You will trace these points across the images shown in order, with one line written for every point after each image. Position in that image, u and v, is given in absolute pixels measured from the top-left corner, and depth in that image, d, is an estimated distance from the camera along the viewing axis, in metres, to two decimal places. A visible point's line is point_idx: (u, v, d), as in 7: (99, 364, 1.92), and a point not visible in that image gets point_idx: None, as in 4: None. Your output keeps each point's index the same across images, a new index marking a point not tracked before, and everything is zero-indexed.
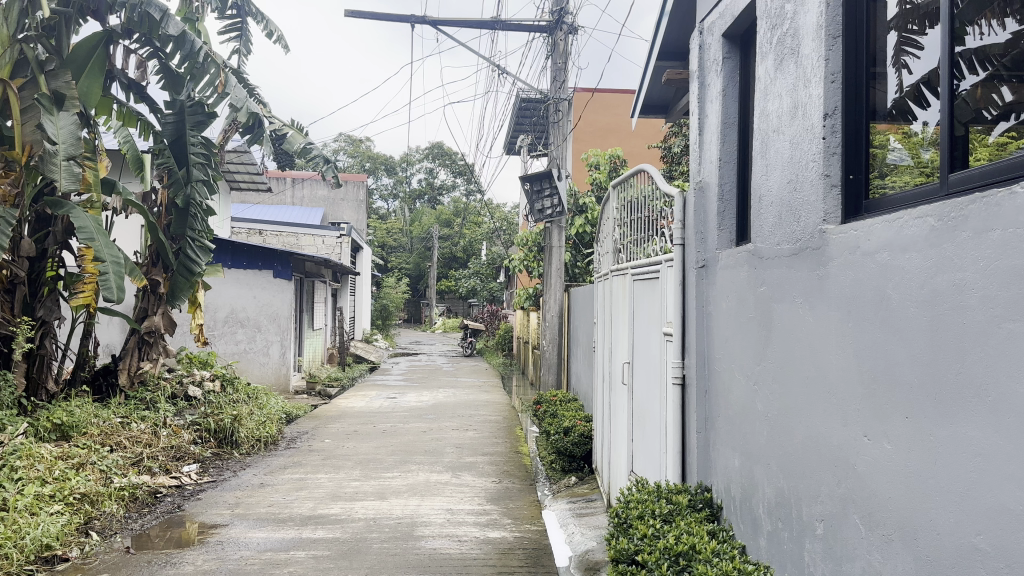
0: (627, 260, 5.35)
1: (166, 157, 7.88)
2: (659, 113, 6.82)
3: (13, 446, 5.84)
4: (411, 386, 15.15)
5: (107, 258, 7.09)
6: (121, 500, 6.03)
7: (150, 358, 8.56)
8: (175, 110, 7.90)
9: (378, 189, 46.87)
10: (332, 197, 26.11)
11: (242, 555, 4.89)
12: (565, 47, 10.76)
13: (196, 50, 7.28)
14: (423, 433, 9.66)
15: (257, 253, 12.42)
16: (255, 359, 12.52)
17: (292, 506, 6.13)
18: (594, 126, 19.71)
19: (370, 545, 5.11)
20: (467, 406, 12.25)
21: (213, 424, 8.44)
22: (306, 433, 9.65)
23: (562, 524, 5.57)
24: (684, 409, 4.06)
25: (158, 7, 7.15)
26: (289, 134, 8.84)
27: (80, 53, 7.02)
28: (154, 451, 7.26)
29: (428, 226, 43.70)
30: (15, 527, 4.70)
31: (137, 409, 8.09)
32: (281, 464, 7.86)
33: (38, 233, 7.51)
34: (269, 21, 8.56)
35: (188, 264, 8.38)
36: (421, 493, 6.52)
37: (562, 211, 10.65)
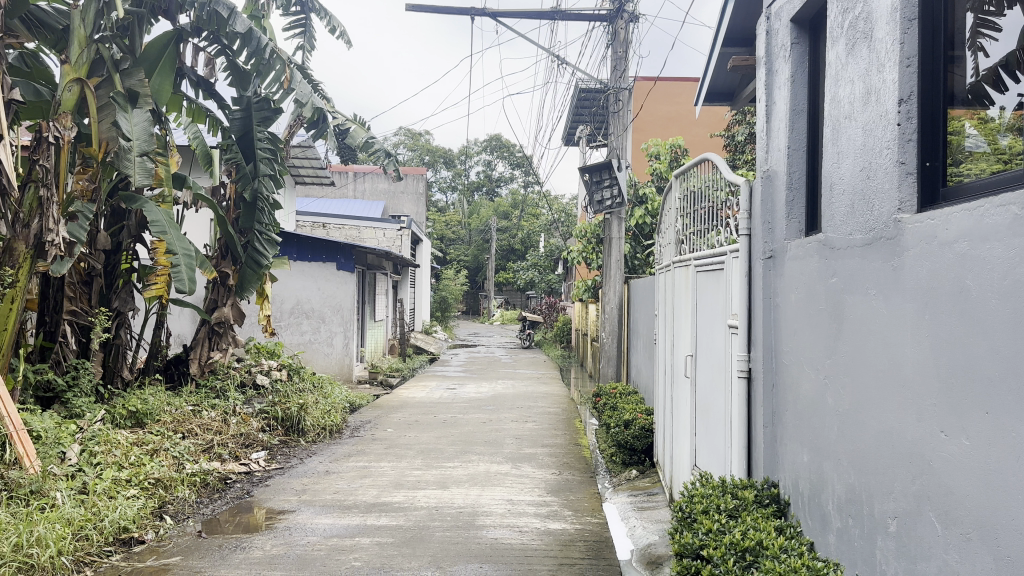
0: (690, 251, 5.28)
1: (234, 153, 8.09)
2: (723, 101, 6.70)
3: (92, 432, 6.08)
4: (470, 377, 15.28)
5: (179, 250, 7.30)
6: (193, 486, 6.22)
7: (220, 348, 8.75)
8: (241, 105, 8.14)
9: (437, 181, 47.24)
10: (393, 190, 26.46)
11: (309, 541, 5.00)
12: (625, 36, 10.64)
13: (262, 46, 7.45)
14: (483, 424, 9.72)
15: (321, 246, 12.66)
16: (320, 350, 12.77)
17: (356, 493, 6.24)
18: (655, 115, 19.51)
19: (433, 533, 5.17)
20: (525, 397, 12.30)
21: (280, 413, 8.66)
22: (368, 422, 9.81)
23: (623, 518, 5.54)
24: (750, 403, 3.99)
25: (227, 6, 7.24)
26: (351, 128, 8.87)
27: (151, 52, 7.23)
28: (224, 438, 7.47)
29: (486, 219, 43.95)
30: (95, 510, 4.92)
31: (208, 398, 8.34)
32: (345, 452, 8.01)
33: (114, 227, 7.77)
34: (332, 17, 8.68)
35: (256, 257, 8.58)
36: (482, 483, 6.58)
37: (622, 202, 10.57)
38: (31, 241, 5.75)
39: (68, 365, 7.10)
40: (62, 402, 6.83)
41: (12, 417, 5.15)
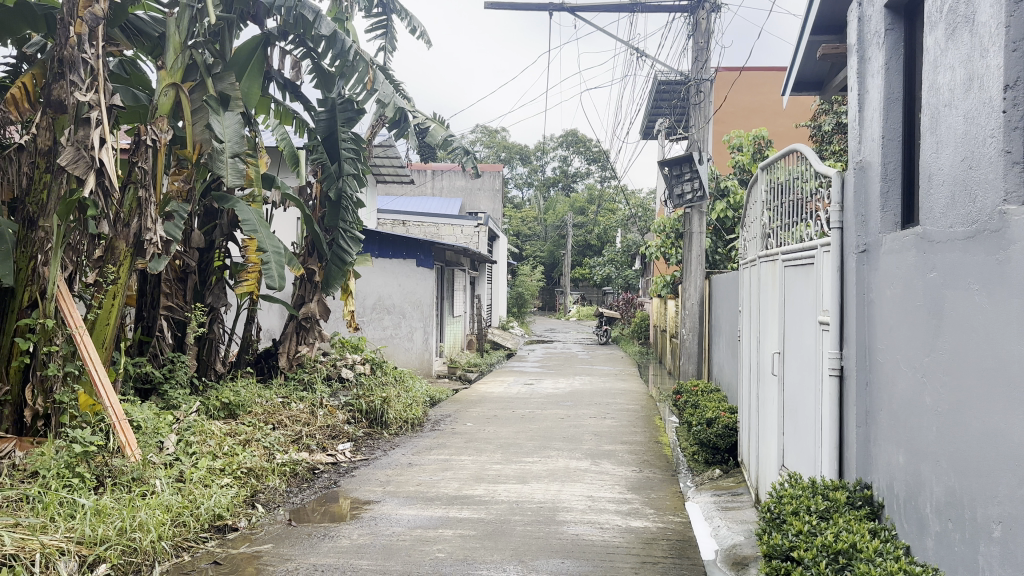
0: (777, 245, 5.14)
1: (319, 153, 8.42)
2: (812, 90, 6.50)
3: (188, 423, 6.37)
4: (548, 372, 15.29)
5: (269, 249, 7.58)
6: (283, 475, 6.43)
7: (307, 343, 9.04)
8: (326, 107, 8.35)
9: (514, 177, 47.39)
10: (470, 187, 26.70)
11: (394, 531, 5.10)
12: (707, 26, 10.44)
13: (347, 48, 7.62)
14: (561, 419, 9.72)
15: (402, 243, 12.88)
16: (401, 345, 13.01)
17: (438, 486, 6.33)
18: (738, 105, 19.09)
19: (514, 527, 5.20)
20: (604, 393, 12.23)
21: (364, 405, 8.88)
22: (449, 416, 9.94)
23: (707, 518, 5.46)
24: (842, 402, 3.87)
25: (312, 9, 7.40)
26: (431, 126, 8.93)
27: (241, 57, 7.49)
28: (312, 429, 7.71)
29: (562, 214, 43.87)
30: (192, 497, 5.14)
31: (297, 390, 8.61)
32: (427, 445, 8.13)
33: (207, 226, 8.09)
34: (413, 18, 8.81)
35: (340, 255, 8.83)
36: (562, 479, 6.58)
37: (703, 194, 10.40)
38: (131, 240, 6.01)
39: (166, 359, 7.42)
40: (160, 394, 7.18)
41: (116, 409, 5.52)
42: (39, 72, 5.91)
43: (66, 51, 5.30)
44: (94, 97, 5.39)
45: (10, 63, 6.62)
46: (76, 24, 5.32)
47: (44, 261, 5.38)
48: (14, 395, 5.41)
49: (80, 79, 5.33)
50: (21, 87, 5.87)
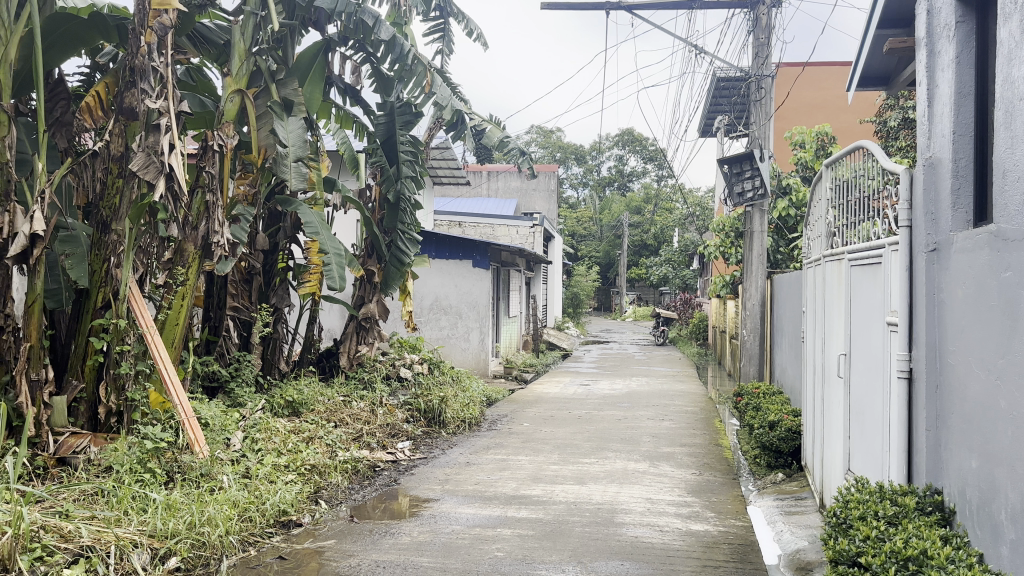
0: (843, 243, 5.02)
1: (379, 156, 8.60)
2: (879, 86, 6.32)
3: (254, 420, 6.56)
4: (604, 374, 15.21)
5: (330, 250, 7.73)
6: (346, 472, 6.55)
7: (367, 342, 9.16)
8: (385, 111, 8.52)
9: (569, 177, 47.31)
10: (525, 188, 26.77)
11: (454, 529, 5.15)
12: (768, 21, 10.26)
13: (406, 52, 7.69)
14: (618, 421, 9.66)
15: (458, 244, 12.97)
16: (458, 345, 13.10)
17: (496, 485, 6.36)
18: (801, 102, 18.70)
19: (573, 528, 5.19)
20: (661, 395, 12.11)
21: (423, 404, 8.98)
22: (505, 417, 9.95)
23: (769, 522, 5.37)
24: (912, 405, 3.76)
25: (372, 14, 7.50)
26: (487, 129, 8.94)
27: (303, 62, 7.66)
28: (372, 427, 7.85)
29: (618, 214, 43.63)
30: (258, 493, 5.27)
31: (357, 389, 8.76)
32: (484, 444, 8.17)
33: (272, 228, 8.27)
34: (470, 20, 8.87)
35: (398, 256, 8.94)
36: (620, 481, 6.55)
37: (764, 193, 10.23)
38: (199, 242, 6.20)
39: (232, 358, 7.62)
40: (227, 391, 7.38)
41: (184, 406, 5.67)
42: (112, 82, 6.12)
43: (137, 60, 5.51)
44: (163, 104, 5.56)
45: (83, 73, 6.87)
46: (146, 33, 5.50)
47: (116, 263, 5.56)
48: (90, 393, 5.62)
49: (150, 87, 5.53)
50: (95, 95, 6.08)
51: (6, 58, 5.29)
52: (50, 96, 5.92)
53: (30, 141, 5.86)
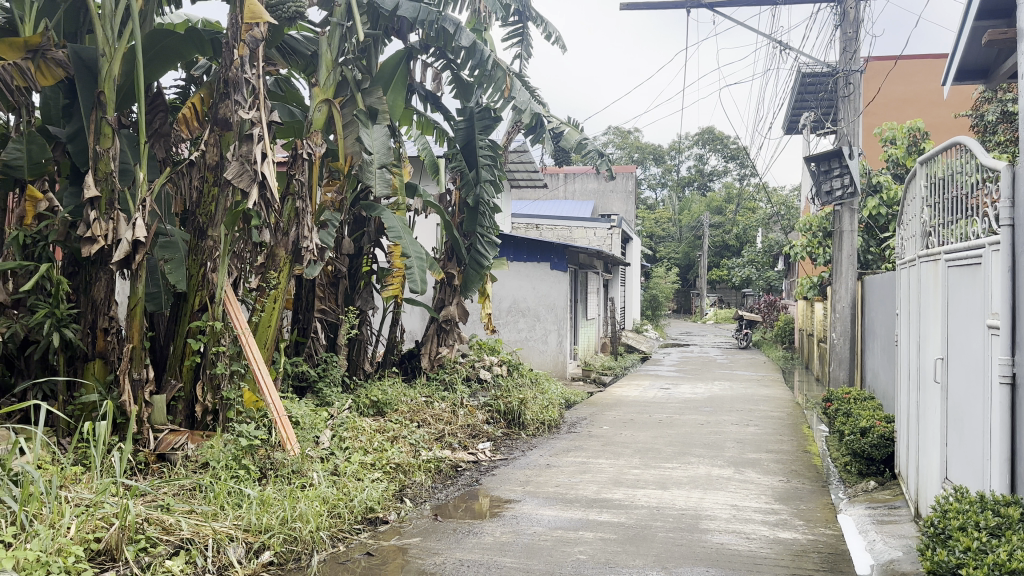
0: (939, 244, 4.82)
1: (459, 161, 8.80)
2: (977, 79, 6.06)
3: (342, 419, 6.75)
4: (685, 377, 15.01)
5: (413, 255, 7.84)
6: (429, 472, 6.67)
7: (448, 344, 9.28)
8: (465, 116, 8.69)
9: (647, 178, 46.82)
10: (602, 189, 26.68)
11: (536, 531, 5.17)
12: (856, 15, 9.92)
13: (485, 58, 7.78)
14: (701, 425, 9.51)
15: (536, 246, 12.98)
16: (536, 347, 13.13)
17: (577, 488, 6.36)
18: (892, 96, 18.05)
19: (656, 533, 5.15)
20: (745, 400, 11.87)
21: (502, 406, 9.06)
22: (585, 419, 9.94)
23: (861, 531, 5.22)
24: (1015, 412, 3.57)
25: (452, 22, 7.59)
26: (565, 130, 8.94)
27: (385, 71, 7.82)
28: (454, 428, 7.95)
29: (699, 214, 42.96)
30: (347, 489, 5.43)
31: (439, 391, 8.88)
32: (564, 447, 8.17)
33: (356, 233, 8.51)
34: (549, 24, 8.90)
35: (477, 259, 9.04)
36: (703, 486, 6.45)
37: (854, 190, 9.96)
38: (290, 247, 6.44)
39: (320, 358, 7.86)
40: (315, 391, 7.62)
41: (276, 405, 5.84)
42: (206, 94, 6.35)
43: (231, 72, 5.74)
44: (256, 114, 5.78)
45: (180, 85, 7.22)
46: (239, 46, 5.73)
47: (213, 267, 5.81)
48: (187, 393, 5.88)
49: (243, 98, 5.73)
50: (191, 107, 6.35)
51: (109, 74, 5.55)
52: (149, 109, 6.21)
53: (133, 151, 6.18)
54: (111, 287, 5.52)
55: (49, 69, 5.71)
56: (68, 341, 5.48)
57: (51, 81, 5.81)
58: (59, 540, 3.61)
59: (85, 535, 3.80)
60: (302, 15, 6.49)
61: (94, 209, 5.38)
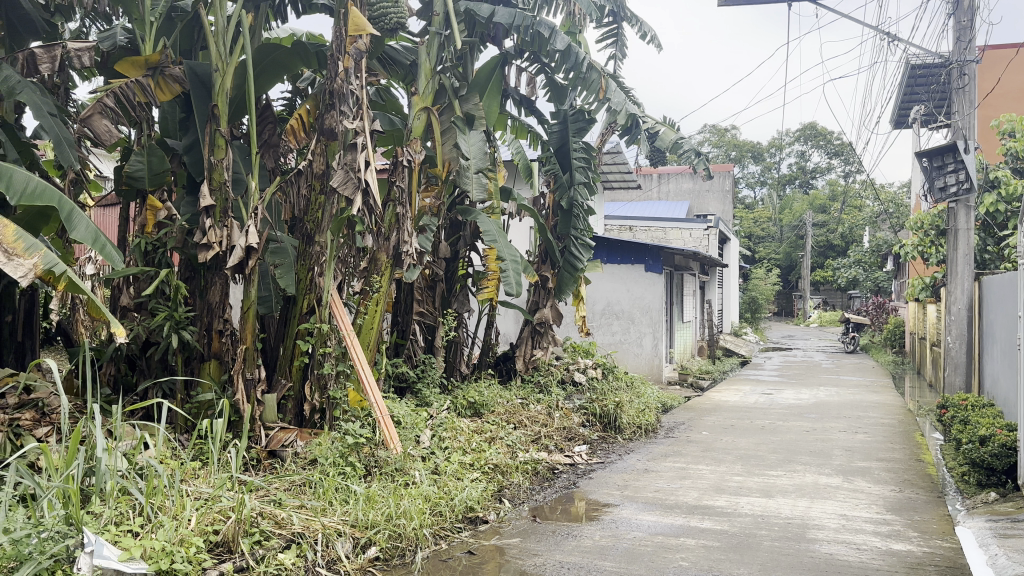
0: None
1: (553, 164, 8.82)
2: None
3: (441, 420, 6.88)
4: (788, 382, 14.57)
5: (507, 257, 7.97)
6: (527, 473, 6.72)
7: (541, 346, 9.33)
8: (559, 119, 8.79)
9: (746, 177, 45.65)
10: (698, 189, 26.23)
11: (636, 536, 5.14)
12: (971, 2, 9.33)
13: (581, 61, 7.78)
14: (806, 432, 9.22)
15: (630, 249, 12.87)
16: (631, 350, 13.02)
17: (678, 494, 6.27)
18: (1011, 86, 17.07)
19: (761, 541, 5.02)
20: (853, 406, 11.42)
21: (598, 409, 9.00)
22: (683, 424, 9.78)
23: (981, 544, 4.94)
24: None
25: (548, 26, 7.64)
26: (661, 131, 8.81)
27: (481, 77, 7.91)
28: (550, 430, 7.97)
29: (801, 213, 41.62)
30: (448, 489, 5.53)
31: (534, 392, 8.96)
32: (663, 452, 8.07)
33: (452, 237, 8.66)
34: (644, 23, 8.83)
35: (572, 262, 9.04)
36: (810, 495, 6.25)
37: (970, 187, 9.48)
38: (391, 252, 6.64)
39: (418, 360, 8.02)
40: (414, 391, 7.80)
41: (379, 404, 6.00)
42: (312, 105, 6.59)
43: (336, 84, 5.94)
44: (359, 124, 5.99)
45: (286, 97, 7.53)
46: (344, 58, 5.92)
47: (319, 272, 6.02)
48: (296, 391, 6.15)
49: (348, 109, 5.95)
50: (299, 119, 6.58)
51: (222, 88, 5.83)
52: (260, 120, 6.50)
53: (244, 161, 6.48)
54: (224, 291, 5.85)
55: (167, 84, 6.05)
56: (186, 342, 5.79)
57: (168, 96, 6.11)
58: (181, 531, 3.83)
59: (204, 526, 4.01)
60: (403, 25, 6.68)
61: (209, 217, 5.67)
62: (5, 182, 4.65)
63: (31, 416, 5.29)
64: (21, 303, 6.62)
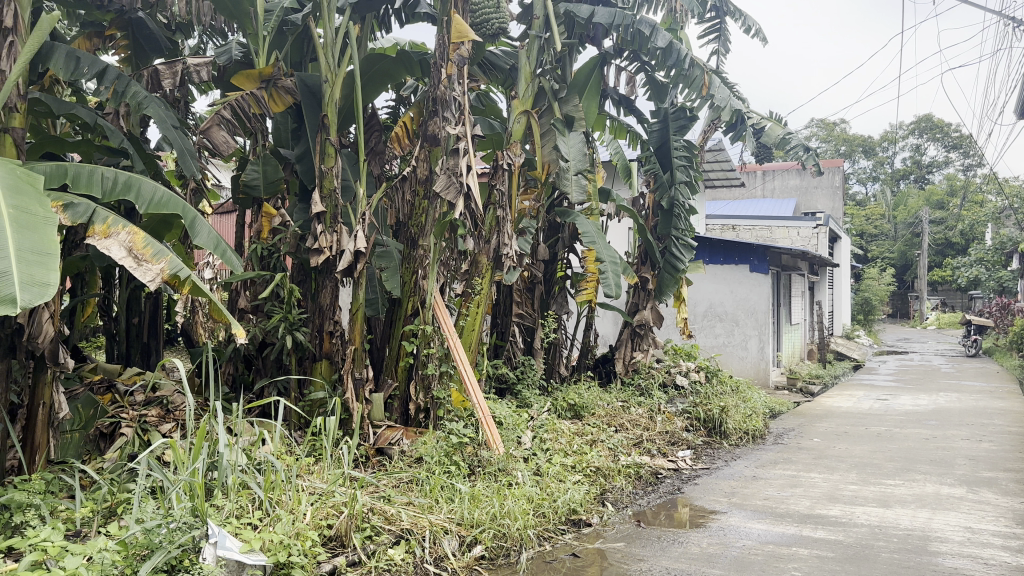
0: None
1: (653, 163, 8.80)
2: None
3: (541, 421, 6.93)
4: (906, 387, 13.88)
5: (606, 259, 7.91)
6: (630, 477, 6.67)
7: (642, 349, 9.24)
8: (659, 117, 8.70)
9: (856, 173, 43.77)
10: (805, 185, 25.30)
11: (745, 544, 5.02)
12: None
13: (683, 58, 7.65)
14: (926, 440, 8.77)
15: (733, 248, 12.63)
16: (735, 354, 12.70)
17: (788, 502, 6.09)
18: None
19: (879, 553, 4.82)
20: (977, 413, 10.77)
21: (703, 414, 8.80)
22: (792, 430, 9.48)
23: None
24: None
25: (649, 24, 7.53)
26: (768, 126, 8.44)
27: (580, 78, 7.93)
28: (652, 434, 7.87)
29: (917, 210, 39.60)
30: (551, 490, 5.56)
31: (635, 396, 8.86)
32: (771, 459, 7.85)
33: (551, 239, 8.77)
34: (748, 17, 8.62)
35: (673, 263, 8.89)
36: (932, 506, 5.95)
37: None
38: (491, 254, 6.71)
39: (518, 361, 8.09)
40: (514, 393, 7.90)
41: (482, 405, 6.08)
42: (416, 112, 6.79)
43: (440, 90, 6.07)
44: (461, 129, 6.07)
45: (391, 105, 7.75)
46: (447, 65, 6.04)
47: (423, 274, 6.18)
48: (402, 391, 6.36)
49: (451, 115, 6.05)
50: (403, 126, 6.80)
51: (331, 98, 6.01)
52: (367, 129, 6.71)
53: (352, 169, 6.71)
54: (335, 293, 6.01)
55: (280, 96, 6.30)
56: (299, 342, 6.03)
57: (281, 108, 6.38)
58: (297, 525, 3.99)
59: (319, 521, 4.17)
60: (504, 30, 6.77)
61: (321, 223, 5.89)
62: (135, 193, 4.97)
63: (157, 413, 5.59)
64: (147, 305, 7.07)
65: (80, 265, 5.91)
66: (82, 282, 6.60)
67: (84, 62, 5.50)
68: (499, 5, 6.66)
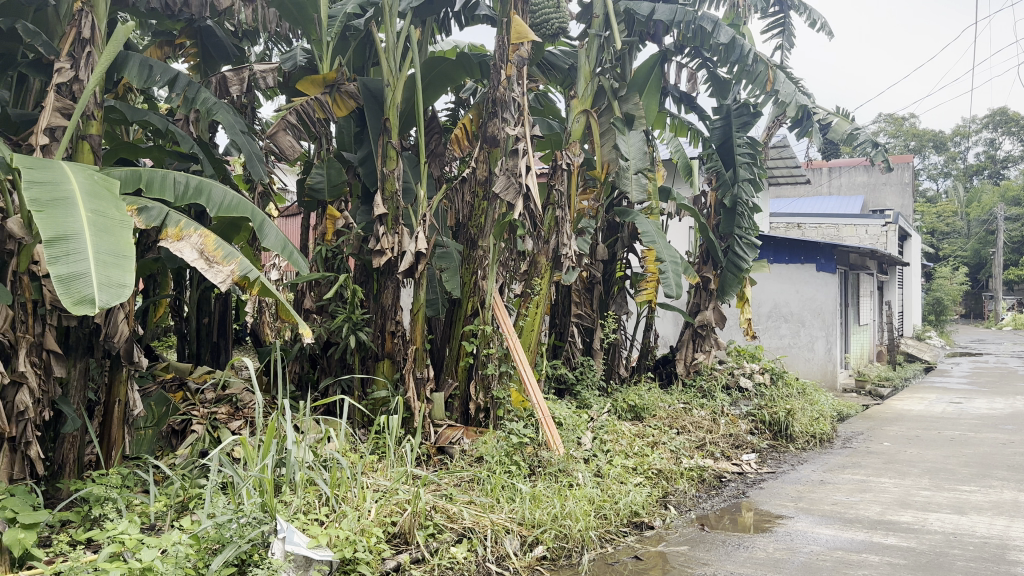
0: None
1: (715, 161, 8.68)
2: None
3: (601, 422, 6.92)
4: (981, 390, 13.38)
5: (667, 258, 7.83)
6: (692, 480, 6.59)
7: (704, 350, 9.11)
8: (721, 115, 8.55)
9: (927, 168, 42.38)
10: (873, 182, 24.57)
11: (813, 550, 4.92)
12: None
13: (746, 54, 7.52)
14: (1004, 445, 8.43)
15: (799, 247, 12.38)
16: (801, 355, 12.42)
17: (858, 507, 5.94)
18: None
19: (954, 561, 4.67)
20: None
21: (768, 416, 8.62)
22: (861, 434, 9.23)
23: None
24: None
25: (711, 20, 7.42)
26: (835, 122, 8.23)
27: (639, 77, 7.82)
28: (715, 436, 7.75)
29: (992, 206, 38.14)
30: (612, 492, 5.53)
31: (697, 397, 8.75)
32: (840, 463, 7.65)
33: (610, 239, 8.68)
34: (813, 10, 8.43)
35: (736, 262, 8.74)
36: (1010, 513, 5.72)
37: None
38: (550, 254, 6.70)
39: (577, 362, 8.09)
40: (574, 393, 7.89)
41: (541, 405, 6.11)
42: (475, 114, 6.83)
43: (500, 91, 6.11)
44: (520, 130, 6.09)
45: (450, 108, 7.81)
46: (506, 66, 6.07)
47: (482, 275, 6.23)
48: (463, 391, 6.41)
49: (511, 116, 6.08)
50: (462, 128, 6.86)
51: (394, 101, 6.09)
52: (427, 131, 6.78)
53: (414, 171, 6.80)
54: (397, 294, 6.12)
55: (344, 101, 6.44)
56: (363, 342, 6.14)
57: (345, 112, 6.51)
58: (362, 521, 4.08)
59: (383, 518, 4.25)
60: (564, 29, 6.75)
61: (383, 225, 5.98)
62: (206, 196, 5.11)
63: (226, 410, 5.75)
64: (217, 305, 7.28)
65: (154, 268, 6.13)
66: (155, 283, 6.83)
67: (157, 70, 5.65)
68: (559, 5, 6.67)
